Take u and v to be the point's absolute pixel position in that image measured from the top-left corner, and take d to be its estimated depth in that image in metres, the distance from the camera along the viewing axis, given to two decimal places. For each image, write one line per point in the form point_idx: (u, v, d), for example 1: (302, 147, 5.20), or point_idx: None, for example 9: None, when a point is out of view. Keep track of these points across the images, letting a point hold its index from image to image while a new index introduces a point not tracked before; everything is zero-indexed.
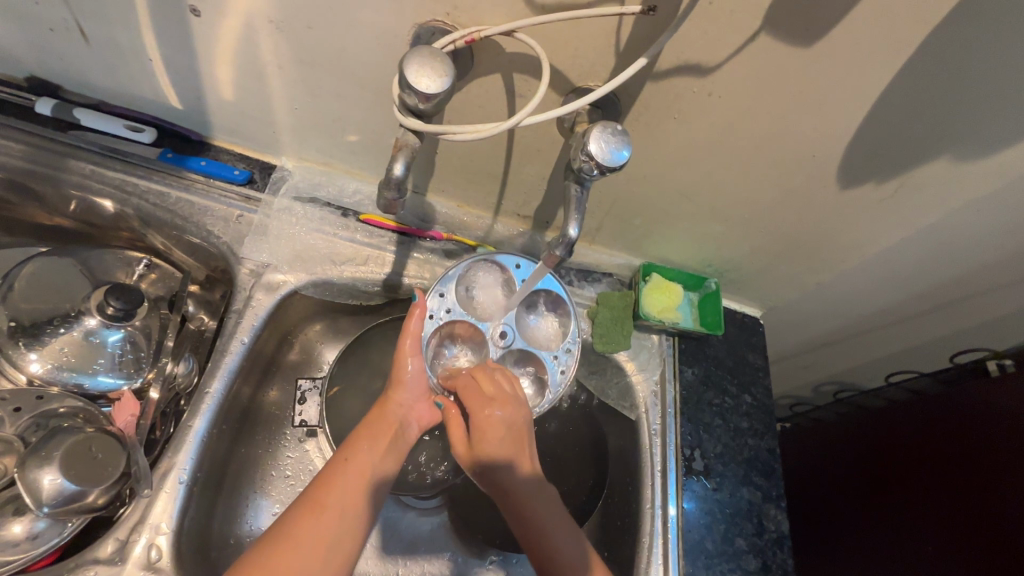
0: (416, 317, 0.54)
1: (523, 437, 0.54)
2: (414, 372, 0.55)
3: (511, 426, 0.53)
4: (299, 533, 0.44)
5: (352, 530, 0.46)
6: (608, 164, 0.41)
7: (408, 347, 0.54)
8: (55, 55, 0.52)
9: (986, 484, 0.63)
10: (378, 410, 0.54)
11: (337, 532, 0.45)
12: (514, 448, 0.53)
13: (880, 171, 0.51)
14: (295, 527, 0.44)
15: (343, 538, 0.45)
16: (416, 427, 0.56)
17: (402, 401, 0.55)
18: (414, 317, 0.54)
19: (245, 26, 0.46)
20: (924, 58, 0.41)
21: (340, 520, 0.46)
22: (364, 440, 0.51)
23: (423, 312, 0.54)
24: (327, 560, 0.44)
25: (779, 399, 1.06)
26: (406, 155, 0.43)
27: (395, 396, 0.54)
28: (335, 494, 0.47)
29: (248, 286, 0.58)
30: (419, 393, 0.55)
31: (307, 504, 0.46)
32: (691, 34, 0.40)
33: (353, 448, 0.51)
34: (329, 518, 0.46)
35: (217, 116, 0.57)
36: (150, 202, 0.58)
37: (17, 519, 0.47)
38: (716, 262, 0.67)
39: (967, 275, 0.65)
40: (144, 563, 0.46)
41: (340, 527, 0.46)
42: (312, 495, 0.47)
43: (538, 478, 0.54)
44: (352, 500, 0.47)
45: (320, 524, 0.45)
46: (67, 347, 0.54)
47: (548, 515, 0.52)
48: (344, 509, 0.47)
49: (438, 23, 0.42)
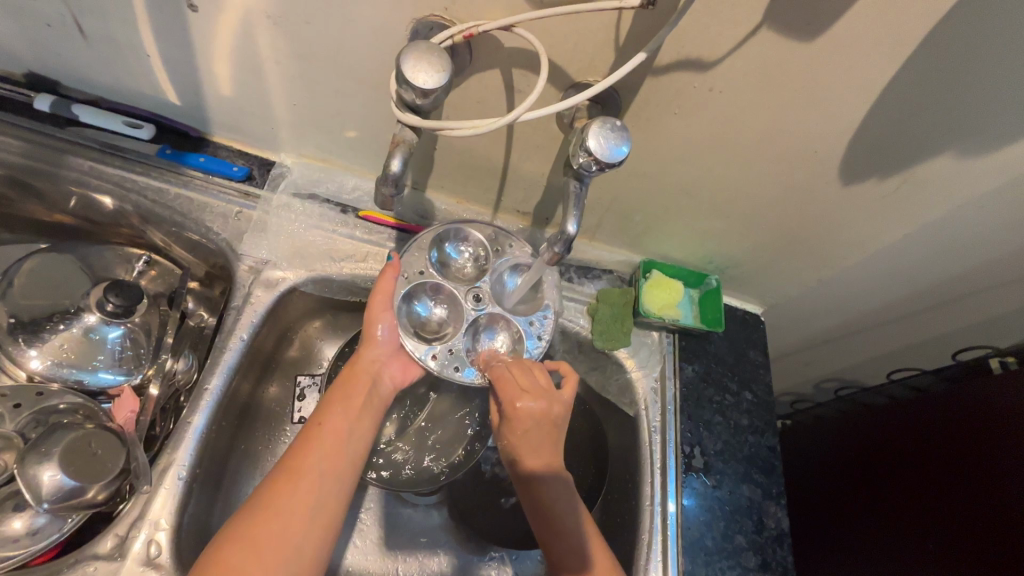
0: (389, 275, 0.53)
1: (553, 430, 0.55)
2: (385, 330, 0.54)
3: (541, 421, 0.55)
4: (278, 499, 0.44)
5: (333, 490, 0.47)
6: (607, 160, 0.40)
7: (377, 307, 0.53)
8: (53, 51, 0.52)
9: (983, 479, 0.64)
10: (349, 372, 0.53)
11: (317, 493, 0.46)
12: (542, 440, 0.55)
13: (883, 167, 0.51)
14: (273, 491, 0.45)
15: (325, 498, 0.46)
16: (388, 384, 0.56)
17: (375, 358, 0.54)
18: (386, 275, 0.53)
19: (243, 21, 0.45)
20: (928, 52, 0.40)
21: (320, 482, 0.46)
22: (336, 403, 0.51)
23: (395, 271, 0.54)
24: (309, 521, 0.44)
25: (781, 395, 1.06)
26: (403, 152, 0.43)
27: (366, 353, 0.54)
28: (311, 457, 0.47)
29: (246, 283, 0.58)
30: (391, 350, 0.55)
31: (283, 470, 0.46)
32: (691, 28, 0.40)
33: (326, 411, 0.50)
34: (307, 481, 0.46)
35: (215, 112, 0.57)
36: (148, 199, 0.58)
37: (17, 515, 0.47)
38: (717, 259, 0.67)
39: (970, 272, 0.65)
40: (143, 558, 0.46)
41: (319, 488, 0.46)
42: (288, 461, 0.47)
43: (559, 470, 0.55)
44: (329, 460, 0.47)
45: (298, 489, 0.45)
46: (67, 344, 0.54)
47: (562, 507, 0.54)
48: (323, 471, 0.47)
49: (436, 18, 0.42)
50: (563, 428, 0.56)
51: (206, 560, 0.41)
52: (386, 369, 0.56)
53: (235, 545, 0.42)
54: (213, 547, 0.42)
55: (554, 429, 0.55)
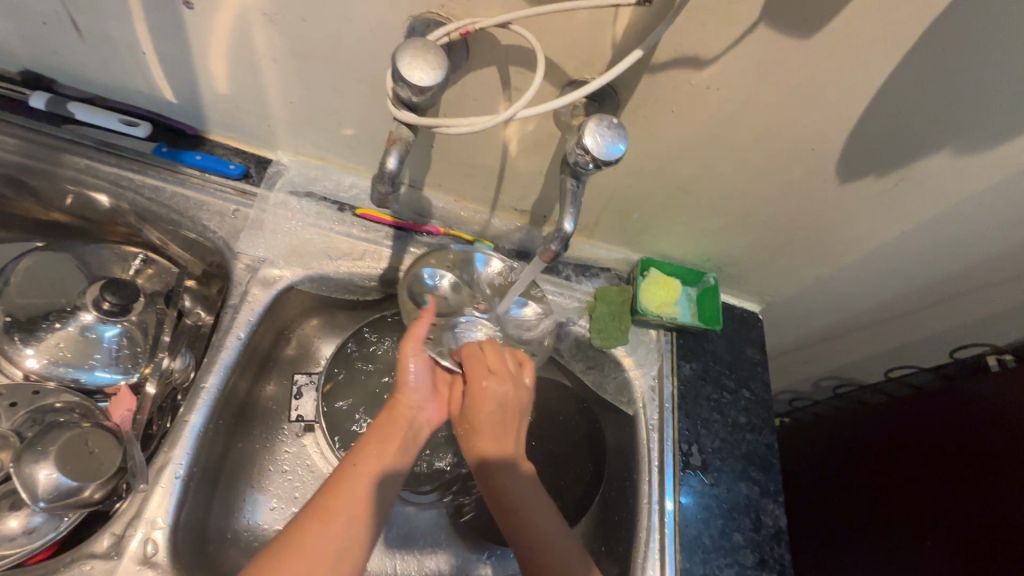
0: (424, 320, 0.55)
1: (513, 415, 0.57)
2: (418, 374, 0.55)
3: (505, 404, 0.56)
4: (310, 537, 0.44)
5: (363, 533, 0.46)
6: (604, 158, 0.40)
7: (409, 350, 0.55)
8: (48, 49, 0.52)
9: (981, 476, 0.64)
10: (388, 414, 0.54)
11: (346, 534, 0.45)
12: (503, 426, 0.56)
13: (881, 165, 0.51)
14: (306, 530, 0.44)
15: (354, 542, 0.45)
16: (425, 429, 0.56)
17: (411, 403, 0.55)
18: (421, 321, 0.55)
19: (239, 18, 0.45)
20: (925, 49, 0.40)
21: (351, 525, 0.46)
22: (374, 444, 0.51)
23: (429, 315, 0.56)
24: (337, 562, 0.44)
25: (779, 394, 1.06)
26: (400, 149, 0.42)
27: (403, 398, 0.55)
28: (344, 499, 0.47)
29: (244, 281, 0.58)
30: (426, 395, 0.56)
31: (318, 509, 0.46)
32: (689, 25, 0.40)
33: (363, 451, 0.50)
34: (339, 523, 0.45)
35: (212, 110, 0.57)
36: (145, 197, 0.58)
37: (14, 514, 0.47)
38: (715, 257, 0.67)
39: (967, 270, 0.65)
40: (140, 557, 0.46)
41: (349, 529, 0.46)
42: (322, 499, 0.47)
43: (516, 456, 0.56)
44: (362, 503, 0.47)
45: (329, 530, 0.45)
46: (63, 342, 0.54)
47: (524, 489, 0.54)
48: (355, 513, 0.46)
49: (432, 15, 0.42)
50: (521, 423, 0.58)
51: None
52: (424, 415, 0.56)
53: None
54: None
55: (514, 413, 0.57)
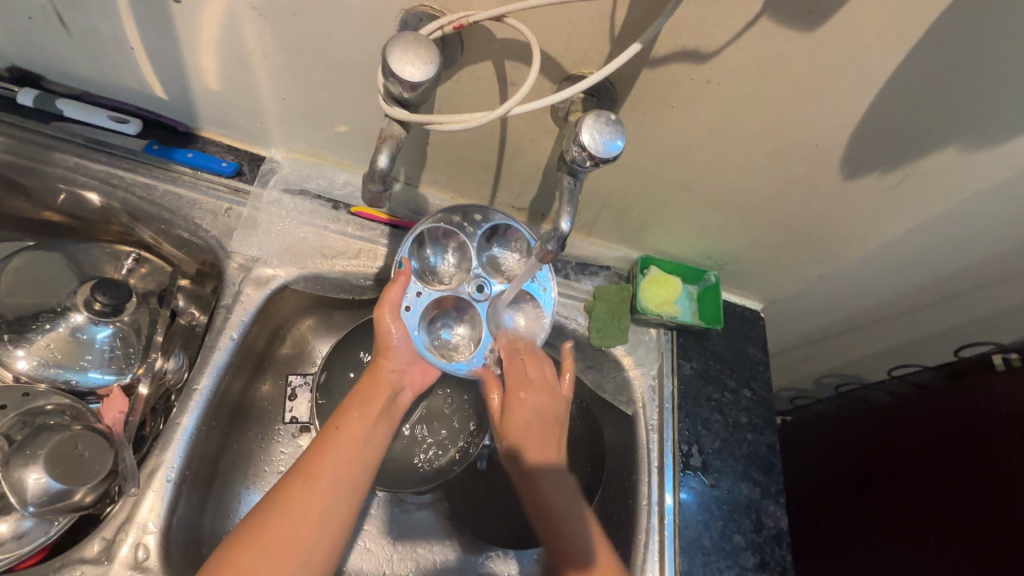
0: (399, 284, 0.53)
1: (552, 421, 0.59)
2: (400, 338, 0.54)
3: (542, 413, 0.58)
4: (292, 501, 0.44)
5: (348, 491, 0.46)
6: (601, 155, 0.39)
7: (387, 316, 0.53)
8: (35, 44, 0.51)
9: (983, 477, 0.63)
10: (369, 379, 0.54)
11: (334, 493, 0.45)
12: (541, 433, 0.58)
13: (886, 160, 0.50)
14: (289, 493, 0.44)
15: (338, 503, 0.45)
16: (406, 389, 0.57)
17: (393, 367, 0.55)
18: (394, 285, 0.53)
19: (228, 13, 0.44)
20: (933, 42, 0.39)
21: (335, 485, 0.46)
22: (355, 408, 0.51)
23: (406, 281, 0.53)
24: (325, 520, 0.44)
25: (780, 391, 1.06)
26: (391, 147, 0.41)
27: (385, 363, 0.55)
28: (327, 461, 0.47)
29: (237, 280, 0.57)
30: (407, 359, 0.56)
31: (300, 472, 0.46)
32: (688, 18, 0.39)
33: (344, 415, 0.50)
34: (322, 483, 0.45)
35: (203, 106, 0.56)
36: (136, 195, 0.57)
37: (2, 518, 0.46)
38: (716, 254, 0.66)
39: (973, 267, 0.64)
40: (131, 562, 0.46)
41: (335, 490, 0.46)
42: (303, 463, 0.46)
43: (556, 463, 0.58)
44: (345, 465, 0.47)
45: (313, 493, 0.45)
46: (53, 343, 0.53)
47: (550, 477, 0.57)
48: (339, 475, 0.46)
49: (425, 8, 0.41)
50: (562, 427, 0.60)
51: (221, 555, 0.41)
52: (405, 377, 0.57)
53: (246, 546, 0.41)
54: (224, 544, 0.42)
55: (553, 418, 0.59)
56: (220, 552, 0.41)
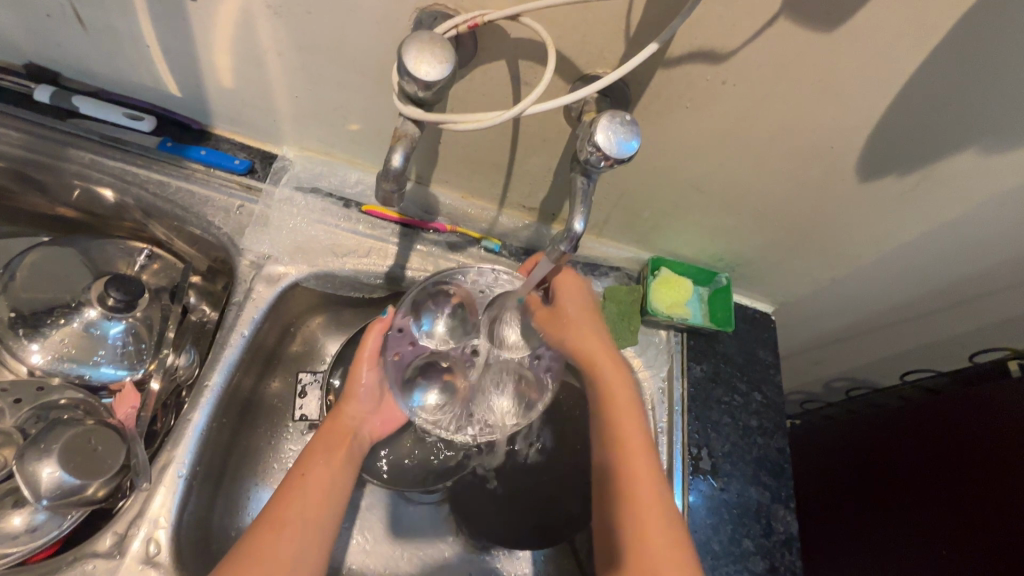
0: (375, 333, 0.55)
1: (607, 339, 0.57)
2: (366, 386, 0.56)
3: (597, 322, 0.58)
4: (264, 549, 0.44)
5: (315, 540, 0.47)
6: (616, 155, 0.39)
7: (365, 359, 0.56)
8: (53, 42, 0.51)
9: (996, 487, 0.63)
10: (331, 423, 0.54)
11: (301, 542, 0.46)
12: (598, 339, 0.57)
13: (904, 162, 0.49)
14: (258, 542, 0.44)
15: (308, 550, 0.46)
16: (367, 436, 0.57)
17: (354, 412, 0.55)
18: (374, 332, 0.55)
19: (243, 11, 0.44)
20: (955, 43, 0.38)
21: (302, 533, 0.46)
22: (317, 454, 0.51)
23: (382, 330, 0.56)
24: (296, 570, 0.45)
25: (790, 394, 1.05)
26: (405, 146, 0.41)
27: (346, 408, 0.55)
28: (295, 506, 0.47)
29: (248, 278, 0.58)
30: (369, 406, 0.57)
31: (268, 521, 0.46)
32: (705, 18, 0.38)
33: (309, 462, 0.50)
34: (289, 532, 0.46)
35: (217, 103, 0.56)
36: (150, 192, 0.57)
37: (17, 511, 0.47)
38: (727, 256, 0.66)
39: (989, 272, 0.63)
40: (143, 557, 0.46)
41: (304, 537, 0.46)
42: (272, 510, 0.47)
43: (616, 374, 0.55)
44: (313, 511, 0.47)
45: (283, 541, 0.45)
46: (67, 338, 0.53)
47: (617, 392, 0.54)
48: (307, 522, 0.47)
49: (440, 7, 0.41)
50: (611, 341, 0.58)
51: None
52: (367, 421, 0.57)
53: None
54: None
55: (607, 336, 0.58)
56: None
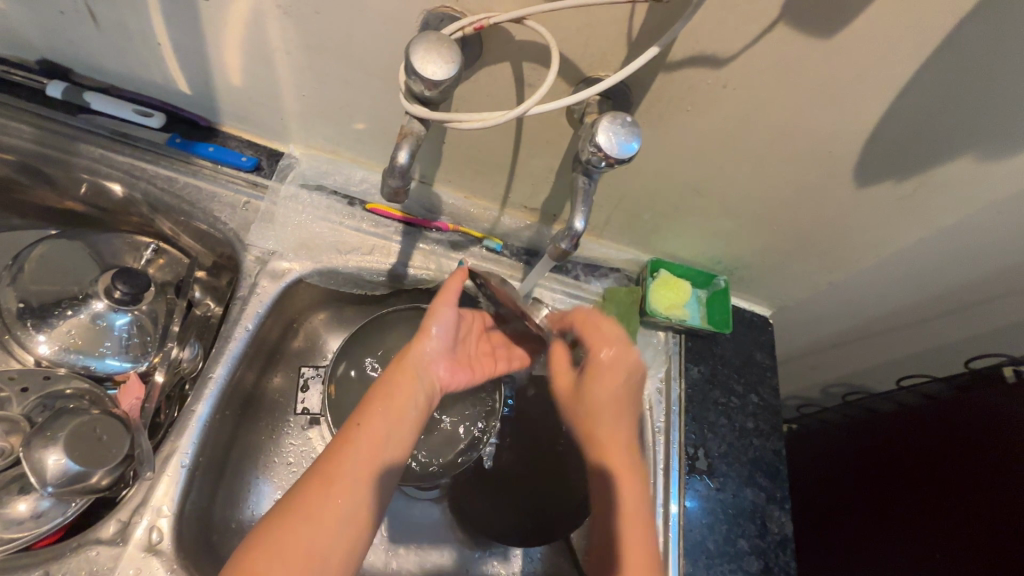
0: (457, 279, 0.54)
1: (626, 405, 0.57)
2: (439, 329, 0.54)
3: (628, 377, 0.57)
4: (309, 505, 0.44)
5: (367, 497, 0.46)
6: (617, 156, 0.40)
7: (440, 303, 0.54)
8: (67, 39, 0.52)
9: (989, 492, 0.63)
10: (394, 366, 0.53)
11: (352, 499, 0.45)
12: (616, 407, 0.56)
13: (900, 168, 0.50)
14: (304, 498, 0.44)
15: (356, 509, 0.45)
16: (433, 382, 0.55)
17: (422, 356, 0.54)
18: (451, 283, 0.54)
19: (254, 10, 0.45)
20: (950, 50, 0.39)
21: (351, 490, 0.45)
22: (378, 403, 0.50)
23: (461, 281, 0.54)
24: (342, 529, 0.44)
25: (788, 399, 1.06)
26: (411, 143, 0.42)
27: (415, 350, 0.54)
28: (345, 463, 0.46)
29: (253, 273, 0.58)
30: (441, 350, 0.55)
31: (318, 476, 0.45)
32: (705, 23, 0.39)
33: (367, 413, 0.49)
34: (338, 488, 0.45)
35: (226, 101, 0.57)
36: (157, 187, 0.58)
37: (22, 497, 0.48)
38: (725, 259, 0.66)
39: (984, 279, 0.64)
40: (145, 544, 0.47)
41: (355, 494, 0.45)
42: (323, 463, 0.46)
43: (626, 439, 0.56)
44: (365, 469, 0.46)
45: (332, 495, 0.44)
46: (74, 329, 0.54)
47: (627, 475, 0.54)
48: (359, 479, 0.46)
49: (446, 9, 0.42)
50: (631, 411, 0.58)
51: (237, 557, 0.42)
52: (433, 367, 0.55)
53: (263, 548, 0.42)
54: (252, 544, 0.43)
55: (629, 401, 0.57)
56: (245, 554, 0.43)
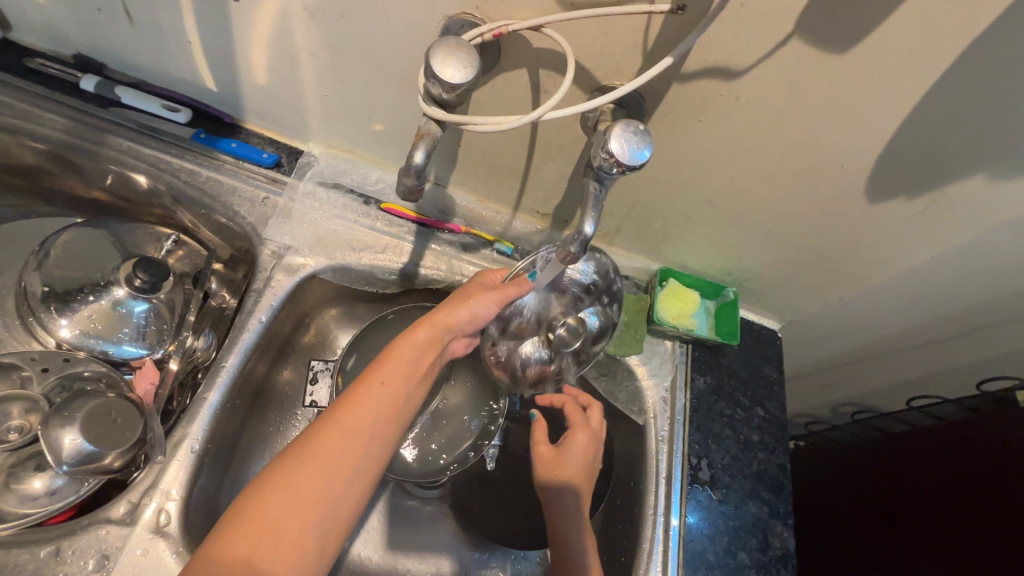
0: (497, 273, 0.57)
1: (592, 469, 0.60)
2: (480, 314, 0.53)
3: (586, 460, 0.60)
4: (321, 451, 0.43)
5: (378, 454, 0.46)
6: (628, 162, 0.40)
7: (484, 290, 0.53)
8: (102, 35, 0.55)
9: (997, 516, 0.62)
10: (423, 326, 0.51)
11: (365, 452, 0.45)
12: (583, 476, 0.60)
13: (912, 184, 0.50)
14: (318, 442, 0.44)
15: (368, 463, 0.45)
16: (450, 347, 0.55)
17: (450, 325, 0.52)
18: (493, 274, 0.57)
19: (282, 12, 0.47)
20: (964, 69, 0.39)
21: (364, 443, 0.45)
22: (399, 361, 0.49)
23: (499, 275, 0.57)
24: (352, 481, 0.44)
25: (796, 417, 1.05)
26: (427, 144, 0.43)
27: (445, 318, 0.52)
28: (363, 419, 0.46)
29: (269, 267, 0.60)
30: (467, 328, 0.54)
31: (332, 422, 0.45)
32: (720, 35, 0.40)
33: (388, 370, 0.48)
34: (352, 440, 0.45)
35: (250, 99, 0.59)
36: (180, 180, 0.60)
37: (38, 474, 0.49)
38: (735, 271, 0.67)
39: (998, 301, 0.63)
40: (153, 526, 0.48)
41: (367, 447, 0.45)
42: (338, 411, 0.45)
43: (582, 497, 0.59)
44: (379, 425, 0.46)
45: (345, 446, 0.44)
46: (95, 314, 0.55)
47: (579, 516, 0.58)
48: (373, 435, 0.46)
49: (467, 16, 0.43)
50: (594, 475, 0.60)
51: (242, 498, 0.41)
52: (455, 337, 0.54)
53: (271, 493, 0.41)
54: (254, 484, 0.42)
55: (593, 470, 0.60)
56: (247, 494, 0.42)
